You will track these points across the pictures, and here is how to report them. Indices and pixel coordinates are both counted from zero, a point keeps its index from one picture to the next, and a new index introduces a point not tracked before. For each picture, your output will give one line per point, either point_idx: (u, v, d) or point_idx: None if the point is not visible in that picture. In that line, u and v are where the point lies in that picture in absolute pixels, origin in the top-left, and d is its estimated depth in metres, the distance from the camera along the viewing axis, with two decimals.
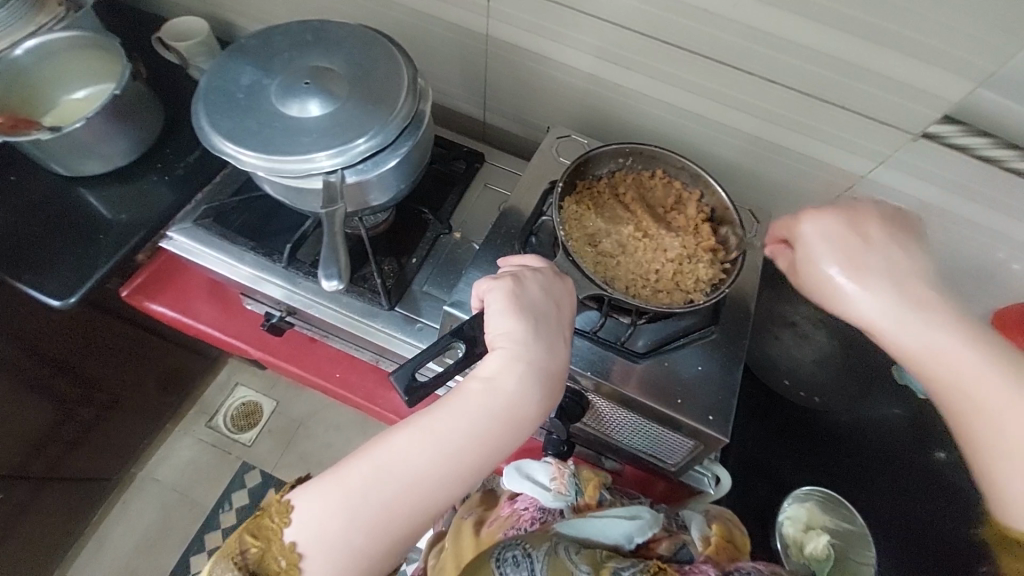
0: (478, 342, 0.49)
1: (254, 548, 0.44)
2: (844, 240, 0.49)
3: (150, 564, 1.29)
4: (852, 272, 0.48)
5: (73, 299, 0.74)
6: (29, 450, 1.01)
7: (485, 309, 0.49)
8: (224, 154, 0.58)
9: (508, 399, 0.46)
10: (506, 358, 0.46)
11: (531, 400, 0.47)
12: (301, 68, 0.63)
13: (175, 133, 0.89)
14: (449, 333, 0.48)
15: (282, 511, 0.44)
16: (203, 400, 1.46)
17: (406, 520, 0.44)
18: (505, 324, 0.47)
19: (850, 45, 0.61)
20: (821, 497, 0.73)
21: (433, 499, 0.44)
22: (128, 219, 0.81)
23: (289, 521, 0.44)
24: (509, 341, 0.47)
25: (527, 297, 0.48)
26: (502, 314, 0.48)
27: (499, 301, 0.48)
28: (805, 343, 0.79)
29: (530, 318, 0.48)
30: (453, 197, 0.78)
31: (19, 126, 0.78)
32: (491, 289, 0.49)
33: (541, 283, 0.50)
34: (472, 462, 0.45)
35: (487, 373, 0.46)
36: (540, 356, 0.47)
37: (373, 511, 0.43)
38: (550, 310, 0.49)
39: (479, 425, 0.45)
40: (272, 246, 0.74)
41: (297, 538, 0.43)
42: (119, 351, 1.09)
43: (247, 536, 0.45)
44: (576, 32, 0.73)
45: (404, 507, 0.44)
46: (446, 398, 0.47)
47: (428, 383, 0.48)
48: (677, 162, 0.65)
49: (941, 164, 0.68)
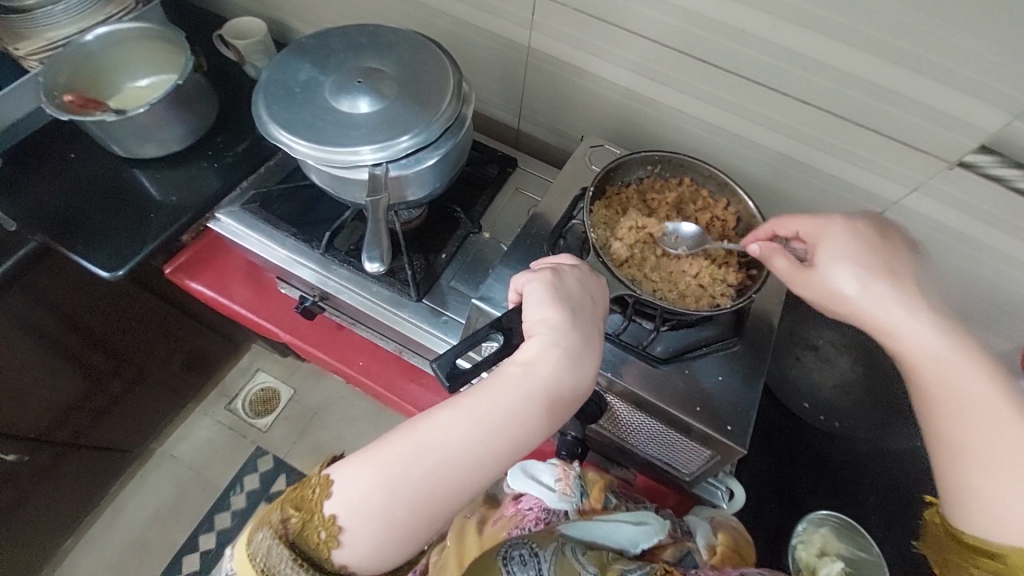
0: (514, 333, 0.51)
1: (295, 518, 0.45)
2: (864, 243, 0.53)
3: (162, 538, 1.32)
4: (858, 273, 0.51)
5: (122, 272, 0.79)
6: (59, 413, 1.06)
7: (523, 299, 0.50)
8: (278, 141, 0.61)
9: (545, 385, 0.47)
10: (543, 346, 0.48)
11: (566, 388, 0.48)
12: (353, 68, 0.67)
13: (227, 123, 0.94)
14: (489, 324, 0.51)
15: (323, 484, 0.46)
16: (225, 383, 1.51)
17: (443, 495, 0.45)
18: (544, 313, 0.48)
19: (884, 72, 0.62)
20: (837, 523, 0.71)
21: (469, 477, 0.46)
22: (178, 201, 0.86)
23: (329, 494, 0.45)
24: (547, 329, 0.48)
25: (564, 290, 0.50)
26: (541, 303, 0.49)
27: (537, 291, 0.49)
28: (828, 366, 0.77)
29: (569, 308, 0.49)
30: (485, 198, 0.81)
31: (88, 105, 0.85)
32: (530, 281, 0.50)
33: (577, 277, 0.51)
34: (506, 444, 0.46)
35: (524, 359, 0.48)
36: (577, 346, 0.48)
37: (413, 487, 0.45)
38: (587, 303, 0.50)
39: (516, 409, 0.47)
40: (311, 233, 0.78)
41: (338, 511, 0.44)
42: (153, 326, 1.14)
43: (288, 507, 0.46)
44: (615, 47, 0.76)
45: (439, 485, 0.45)
46: (484, 381, 0.48)
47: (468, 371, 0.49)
48: (706, 171, 0.66)
49: (974, 193, 0.67)
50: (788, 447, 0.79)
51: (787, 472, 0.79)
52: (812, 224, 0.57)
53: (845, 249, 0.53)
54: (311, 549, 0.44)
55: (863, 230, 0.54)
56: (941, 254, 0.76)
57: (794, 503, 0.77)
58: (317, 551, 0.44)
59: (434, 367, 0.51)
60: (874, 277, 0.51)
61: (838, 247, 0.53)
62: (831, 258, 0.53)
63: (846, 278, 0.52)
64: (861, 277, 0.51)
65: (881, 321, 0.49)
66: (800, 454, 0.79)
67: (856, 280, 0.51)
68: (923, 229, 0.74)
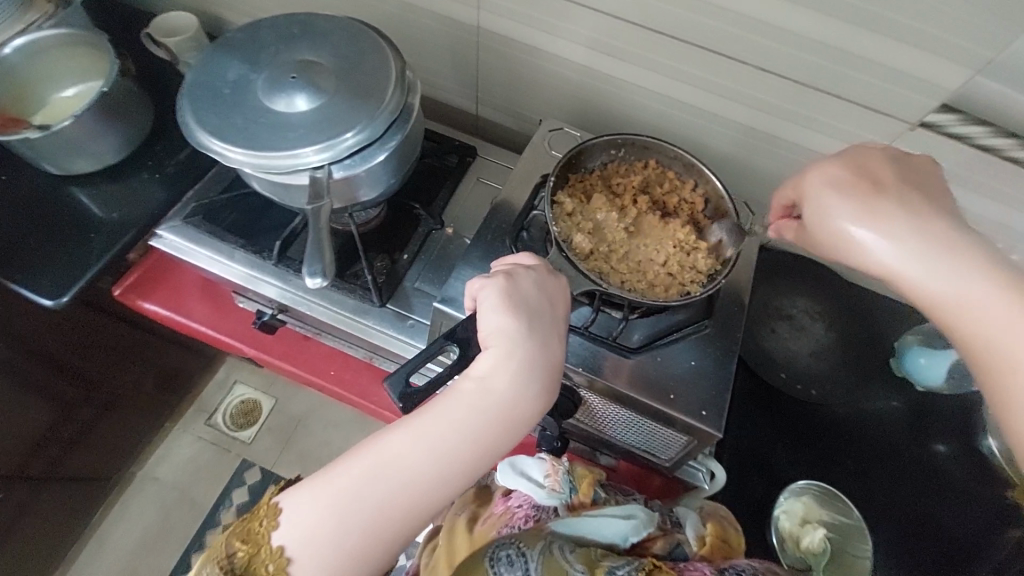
0: (471, 343, 0.49)
1: (242, 552, 0.44)
2: (873, 198, 0.45)
3: (153, 561, 1.29)
4: (879, 231, 0.44)
5: (66, 299, 0.74)
6: (26, 449, 1.01)
7: (478, 307, 0.48)
8: (210, 151, 0.57)
9: (502, 399, 0.45)
10: (499, 356, 0.45)
11: (524, 401, 0.46)
12: (287, 62, 0.62)
13: (165, 131, 0.88)
14: (441, 337, 0.49)
15: (271, 514, 0.44)
16: (202, 397, 1.46)
17: (400, 521, 0.43)
18: (498, 322, 0.46)
19: (844, 34, 0.60)
20: (817, 492, 0.73)
21: (426, 501, 0.43)
22: (120, 218, 0.81)
23: (277, 524, 0.43)
24: (502, 338, 0.46)
25: (519, 295, 0.47)
26: (494, 311, 0.47)
27: (491, 298, 0.47)
28: (802, 336, 0.81)
29: (525, 315, 0.47)
30: (445, 191, 0.77)
31: (7, 125, 0.78)
32: (483, 287, 0.48)
33: (534, 279, 0.49)
34: (466, 461, 0.44)
35: (479, 372, 0.45)
36: (535, 354, 0.46)
37: (365, 514, 0.42)
38: (544, 307, 0.48)
39: (474, 426, 0.44)
40: (262, 244, 0.74)
41: (285, 542, 0.43)
42: (118, 350, 1.09)
43: (235, 541, 0.44)
44: (567, 22, 0.72)
45: (395, 511, 0.43)
46: (440, 396, 0.46)
47: (423, 387, 0.48)
48: (671, 152, 0.64)
49: (938, 153, 0.67)
50: (771, 419, 0.80)
51: (765, 442, 0.79)
52: (800, 182, 0.50)
53: (858, 210, 0.45)
54: None
55: (863, 183, 0.46)
56: None
57: (775, 478, 0.77)
58: None
59: (388, 386, 0.50)
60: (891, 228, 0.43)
61: (849, 210, 0.45)
62: (836, 211, 0.46)
63: (874, 243, 0.44)
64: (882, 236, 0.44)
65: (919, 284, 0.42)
66: (781, 421, 0.80)
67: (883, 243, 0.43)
68: None
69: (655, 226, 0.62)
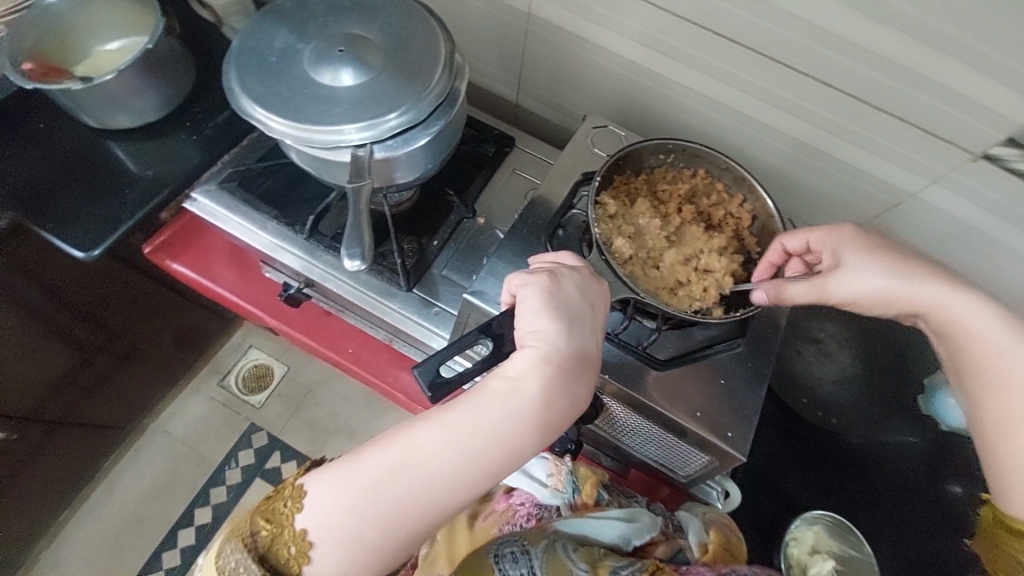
0: (505, 341, 0.48)
1: (265, 532, 0.43)
2: (877, 254, 0.52)
3: (158, 511, 1.33)
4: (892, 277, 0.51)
5: (97, 252, 0.74)
6: (46, 391, 1.04)
7: (517, 305, 0.48)
8: (252, 118, 0.56)
9: (534, 402, 0.45)
10: (535, 359, 0.45)
11: (556, 407, 0.45)
12: (335, 35, 0.61)
13: (204, 92, 0.88)
14: (477, 329, 0.48)
15: (296, 496, 0.44)
16: (217, 358, 1.49)
17: (421, 516, 0.43)
18: (538, 324, 0.46)
19: (915, 52, 0.57)
20: (830, 522, 0.71)
21: (448, 498, 0.43)
22: (155, 176, 0.81)
23: (301, 507, 0.43)
24: (540, 341, 0.46)
25: (561, 297, 0.47)
26: (536, 313, 0.46)
27: (532, 299, 0.47)
28: (825, 361, 0.81)
29: (565, 318, 0.46)
30: (480, 180, 0.76)
31: (50, 74, 0.79)
32: (525, 285, 0.48)
33: (577, 283, 0.48)
34: (490, 464, 0.44)
35: (513, 373, 0.45)
36: (570, 360, 0.46)
37: (387, 505, 0.42)
38: (584, 313, 0.48)
39: (503, 428, 0.44)
40: (294, 217, 0.74)
41: (309, 525, 0.42)
42: (140, 304, 1.11)
43: (259, 519, 0.44)
44: (622, 16, 0.70)
45: (417, 505, 0.43)
46: (472, 394, 0.45)
47: (452, 380, 0.47)
48: (722, 163, 0.62)
49: (997, 186, 0.64)
50: (791, 443, 0.79)
51: (782, 466, 0.78)
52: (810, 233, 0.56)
53: (873, 261, 0.52)
54: (280, 565, 0.42)
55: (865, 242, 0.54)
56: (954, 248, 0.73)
57: (790, 504, 0.77)
58: (286, 566, 0.42)
59: (417, 375, 0.48)
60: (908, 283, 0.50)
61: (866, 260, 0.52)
62: (861, 266, 0.52)
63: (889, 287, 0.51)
64: (914, 290, 0.50)
65: (967, 331, 0.48)
66: (801, 447, 0.79)
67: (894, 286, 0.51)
68: (938, 222, 0.71)
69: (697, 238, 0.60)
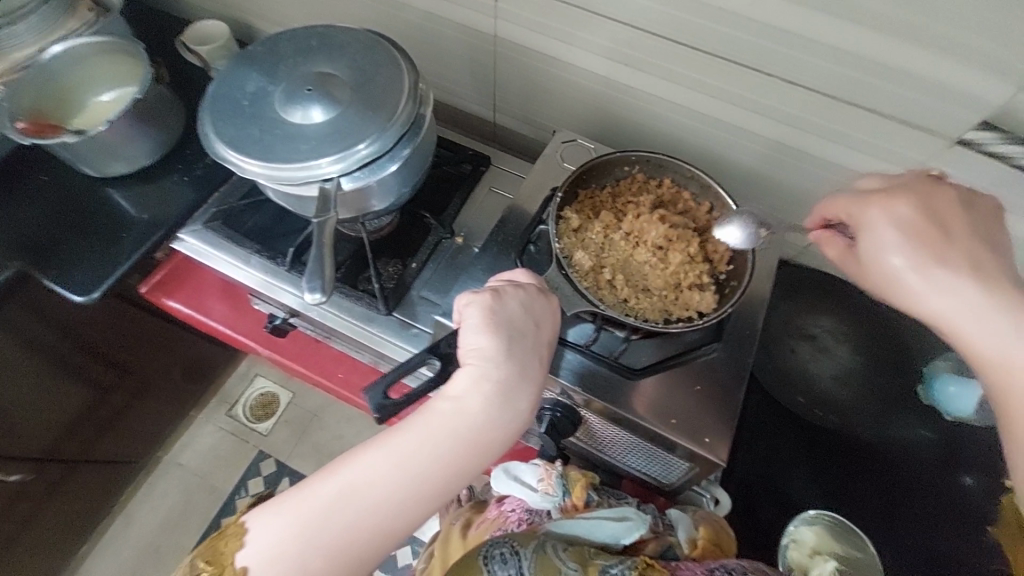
0: (453, 360, 0.51)
1: (207, 573, 0.44)
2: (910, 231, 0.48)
3: (174, 543, 1.35)
4: (914, 262, 0.47)
5: (96, 295, 0.78)
6: (62, 431, 1.07)
7: (462, 325, 0.50)
8: (226, 161, 0.59)
9: (476, 421, 0.46)
10: (475, 377, 0.47)
11: (499, 422, 0.47)
12: (304, 74, 0.64)
13: (194, 135, 0.91)
14: (424, 350, 0.51)
15: (238, 533, 0.45)
16: (227, 389, 1.52)
17: (367, 542, 0.44)
18: (479, 341, 0.48)
19: (877, 45, 0.57)
20: (830, 522, 0.69)
21: (395, 520, 0.44)
22: (150, 218, 0.84)
23: (243, 544, 0.44)
24: (480, 359, 0.47)
25: (502, 315, 0.49)
26: (477, 331, 0.48)
27: (475, 317, 0.49)
28: (825, 356, 0.79)
29: (506, 335, 0.48)
30: (456, 200, 0.77)
31: (45, 129, 0.82)
32: (469, 304, 0.50)
33: (520, 299, 0.50)
34: (435, 484, 0.45)
35: (457, 393, 0.47)
36: (511, 377, 0.48)
37: (332, 533, 0.43)
38: (526, 329, 0.49)
39: (445, 447, 0.46)
40: (276, 249, 0.76)
41: (250, 561, 0.43)
42: (149, 341, 1.14)
43: (201, 561, 0.45)
44: (586, 32, 0.71)
45: (362, 531, 0.44)
46: (416, 415, 0.47)
47: (399, 400, 0.51)
48: (687, 171, 0.63)
49: (973, 172, 0.63)
50: (784, 445, 0.78)
51: (776, 470, 0.78)
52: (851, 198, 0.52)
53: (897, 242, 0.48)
54: None
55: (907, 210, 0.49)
56: None
57: (787, 505, 0.77)
58: None
59: (367, 398, 0.53)
60: (936, 266, 0.46)
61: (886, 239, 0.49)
62: (885, 239, 0.49)
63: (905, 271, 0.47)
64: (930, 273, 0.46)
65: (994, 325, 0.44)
66: (794, 449, 0.78)
67: (916, 266, 0.47)
68: None
69: (665, 246, 0.60)
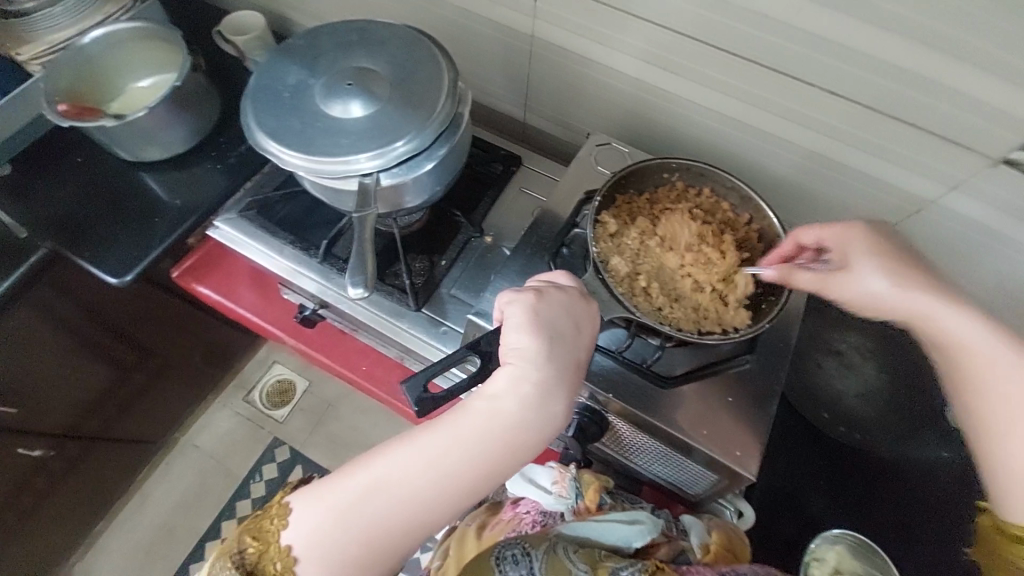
0: (492, 358, 0.51)
1: (252, 548, 0.46)
2: (885, 253, 0.52)
3: (188, 523, 1.37)
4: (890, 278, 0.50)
5: (129, 277, 0.79)
6: (85, 408, 1.09)
7: (503, 323, 0.50)
8: (267, 152, 0.59)
9: (513, 421, 0.46)
10: (514, 377, 0.47)
11: (535, 424, 0.47)
12: (344, 68, 0.64)
13: (228, 123, 0.92)
14: (464, 347, 0.51)
15: (282, 514, 0.46)
16: (244, 375, 1.54)
17: (401, 533, 0.44)
18: (522, 342, 0.48)
19: (923, 60, 0.56)
20: (851, 542, 0.68)
21: (429, 514, 0.45)
22: (182, 204, 0.85)
23: (286, 524, 0.45)
24: (521, 358, 0.47)
25: (544, 317, 0.49)
26: (519, 331, 0.48)
27: (518, 317, 0.49)
28: (849, 377, 0.77)
29: (547, 337, 0.48)
30: (488, 199, 0.78)
31: (83, 112, 0.83)
32: (512, 303, 0.50)
33: (562, 302, 0.50)
34: (469, 481, 0.46)
35: (495, 391, 0.47)
36: (550, 380, 0.47)
37: (369, 522, 0.44)
38: (567, 332, 0.49)
39: (483, 445, 0.46)
40: (309, 241, 0.77)
41: (294, 541, 0.44)
42: (171, 324, 1.16)
43: (246, 538, 0.46)
44: (624, 35, 0.71)
45: (398, 522, 0.44)
46: (454, 411, 0.47)
47: (439, 395, 0.51)
48: (729, 182, 0.62)
49: (1018, 193, 0.62)
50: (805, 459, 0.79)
51: (797, 484, 0.78)
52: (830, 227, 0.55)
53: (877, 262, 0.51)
54: None
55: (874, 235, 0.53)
56: (977, 255, 0.71)
57: (809, 520, 0.76)
58: None
59: (406, 390, 0.52)
60: (907, 283, 0.50)
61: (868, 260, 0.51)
62: (872, 272, 0.51)
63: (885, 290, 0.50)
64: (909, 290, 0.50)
65: (962, 348, 0.48)
66: (815, 463, 0.79)
67: (890, 284, 0.50)
68: (958, 228, 0.69)
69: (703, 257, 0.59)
